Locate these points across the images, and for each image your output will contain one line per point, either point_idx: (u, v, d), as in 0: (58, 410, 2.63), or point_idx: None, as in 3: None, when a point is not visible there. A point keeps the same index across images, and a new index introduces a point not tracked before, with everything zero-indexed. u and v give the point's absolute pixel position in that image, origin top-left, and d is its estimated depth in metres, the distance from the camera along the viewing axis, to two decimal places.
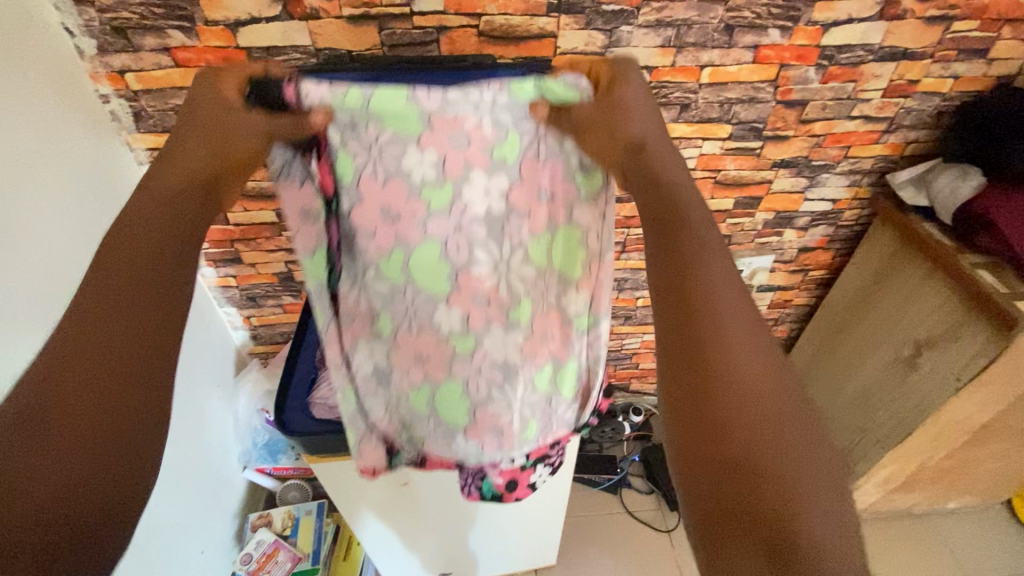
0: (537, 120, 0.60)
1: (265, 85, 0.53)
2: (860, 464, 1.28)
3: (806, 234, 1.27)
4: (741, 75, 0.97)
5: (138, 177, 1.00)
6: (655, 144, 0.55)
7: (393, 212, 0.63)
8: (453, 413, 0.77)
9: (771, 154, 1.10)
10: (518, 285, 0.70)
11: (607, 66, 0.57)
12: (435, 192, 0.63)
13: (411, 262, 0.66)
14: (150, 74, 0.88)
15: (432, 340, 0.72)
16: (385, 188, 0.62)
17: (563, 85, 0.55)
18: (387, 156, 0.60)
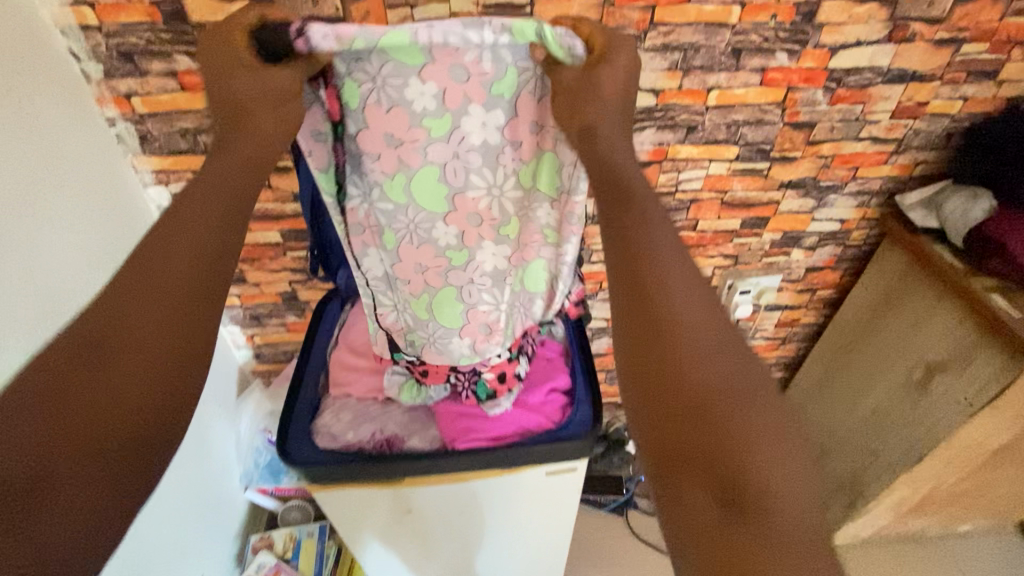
0: (537, 61, 0.59)
1: (275, 35, 0.54)
2: (871, 488, 1.26)
3: (813, 253, 1.26)
4: (748, 98, 0.97)
5: (143, 198, 1.00)
6: (608, 125, 0.57)
7: (396, 139, 0.62)
8: (449, 319, 0.76)
9: (778, 175, 1.09)
10: (508, 204, 0.69)
11: (604, 37, 0.56)
12: (435, 122, 0.62)
13: (411, 184, 0.66)
14: (156, 98, 0.88)
15: (431, 252, 0.72)
16: (387, 116, 0.61)
17: (563, 41, 0.54)
18: (389, 87, 0.59)
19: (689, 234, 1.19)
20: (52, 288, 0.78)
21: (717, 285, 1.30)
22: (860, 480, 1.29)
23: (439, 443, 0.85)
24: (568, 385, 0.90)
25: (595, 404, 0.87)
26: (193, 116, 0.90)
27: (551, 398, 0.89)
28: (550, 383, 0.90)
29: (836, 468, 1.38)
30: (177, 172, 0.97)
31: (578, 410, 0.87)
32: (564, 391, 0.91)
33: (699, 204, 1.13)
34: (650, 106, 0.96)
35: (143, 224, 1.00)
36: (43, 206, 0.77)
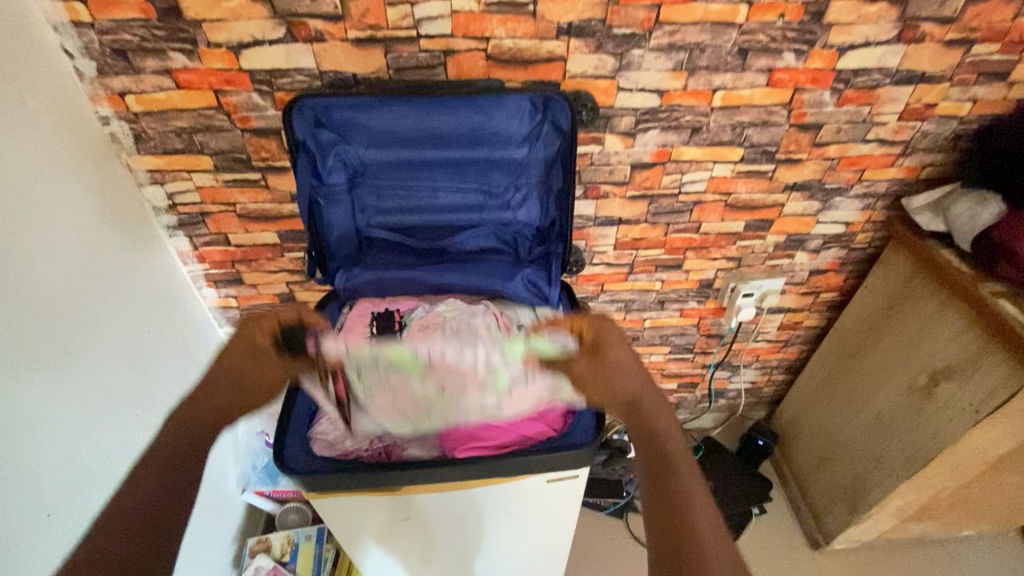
0: (525, 365, 0.82)
1: (293, 335, 0.72)
2: (874, 493, 1.24)
3: (817, 256, 1.24)
4: (754, 98, 0.95)
5: (139, 198, 0.98)
6: (636, 381, 0.67)
7: (399, 398, 0.81)
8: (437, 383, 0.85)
9: (783, 177, 1.08)
10: (501, 398, 0.81)
11: (594, 328, 0.75)
12: (436, 403, 0.81)
13: (416, 413, 0.81)
14: (151, 96, 0.86)
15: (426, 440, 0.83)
16: (395, 386, 0.81)
17: (552, 342, 0.80)
18: (398, 389, 0.81)
19: (692, 236, 1.17)
20: (47, 293, 0.77)
21: (719, 288, 1.29)
22: (863, 486, 1.28)
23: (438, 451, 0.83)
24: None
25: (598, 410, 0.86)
26: (189, 115, 0.89)
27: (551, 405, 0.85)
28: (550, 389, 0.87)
29: (839, 474, 1.37)
30: (172, 171, 0.96)
31: (582, 416, 0.86)
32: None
33: (702, 206, 1.11)
34: (654, 106, 0.95)
35: (138, 224, 0.98)
36: (38, 210, 0.75)
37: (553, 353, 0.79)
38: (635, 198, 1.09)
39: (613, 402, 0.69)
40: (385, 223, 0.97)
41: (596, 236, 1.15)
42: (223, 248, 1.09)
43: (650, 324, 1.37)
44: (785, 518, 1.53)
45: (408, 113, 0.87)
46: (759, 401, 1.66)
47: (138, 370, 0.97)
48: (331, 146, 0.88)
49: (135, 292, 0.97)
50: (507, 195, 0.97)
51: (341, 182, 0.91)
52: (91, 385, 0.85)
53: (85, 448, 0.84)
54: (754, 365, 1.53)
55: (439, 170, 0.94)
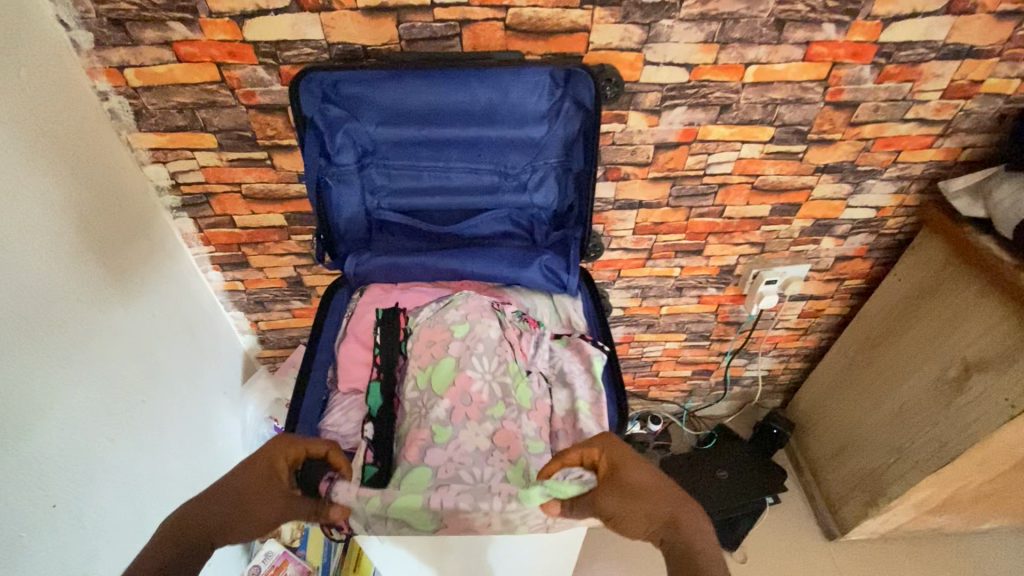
0: (550, 516, 0.67)
1: (310, 474, 0.64)
2: (895, 486, 1.21)
3: (844, 242, 1.19)
4: (789, 74, 0.89)
5: (139, 179, 0.94)
6: (676, 507, 0.62)
7: (404, 525, 0.66)
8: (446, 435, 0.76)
9: (814, 159, 1.02)
10: (523, 522, 0.68)
11: (606, 455, 0.67)
12: (445, 530, 0.68)
13: (422, 530, 0.67)
14: (151, 70, 0.81)
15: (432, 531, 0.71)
16: (398, 526, 0.66)
17: (567, 484, 0.65)
18: (397, 524, 0.65)
19: (715, 221, 1.12)
20: (44, 279, 0.74)
21: (741, 275, 1.24)
22: (882, 478, 1.25)
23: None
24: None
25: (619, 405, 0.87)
26: (190, 90, 0.84)
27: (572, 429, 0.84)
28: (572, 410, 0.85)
29: (856, 465, 1.34)
30: (174, 150, 0.92)
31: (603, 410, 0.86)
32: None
33: (727, 189, 1.06)
34: (682, 82, 0.89)
35: (139, 205, 0.95)
36: (36, 192, 0.73)
37: (572, 493, 0.66)
38: (657, 180, 1.04)
39: (659, 535, 0.62)
40: (396, 205, 0.93)
41: (615, 219, 1.11)
42: (229, 230, 1.05)
43: (667, 311, 1.33)
44: (798, 507, 1.51)
45: (422, 89, 0.82)
46: (775, 389, 1.63)
47: (143, 356, 0.95)
48: (340, 123, 0.84)
49: (139, 277, 0.94)
50: (524, 176, 0.92)
51: (350, 161, 0.87)
52: (96, 372, 0.84)
53: (93, 435, 0.83)
54: (771, 353, 1.50)
55: (453, 150, 0.89)
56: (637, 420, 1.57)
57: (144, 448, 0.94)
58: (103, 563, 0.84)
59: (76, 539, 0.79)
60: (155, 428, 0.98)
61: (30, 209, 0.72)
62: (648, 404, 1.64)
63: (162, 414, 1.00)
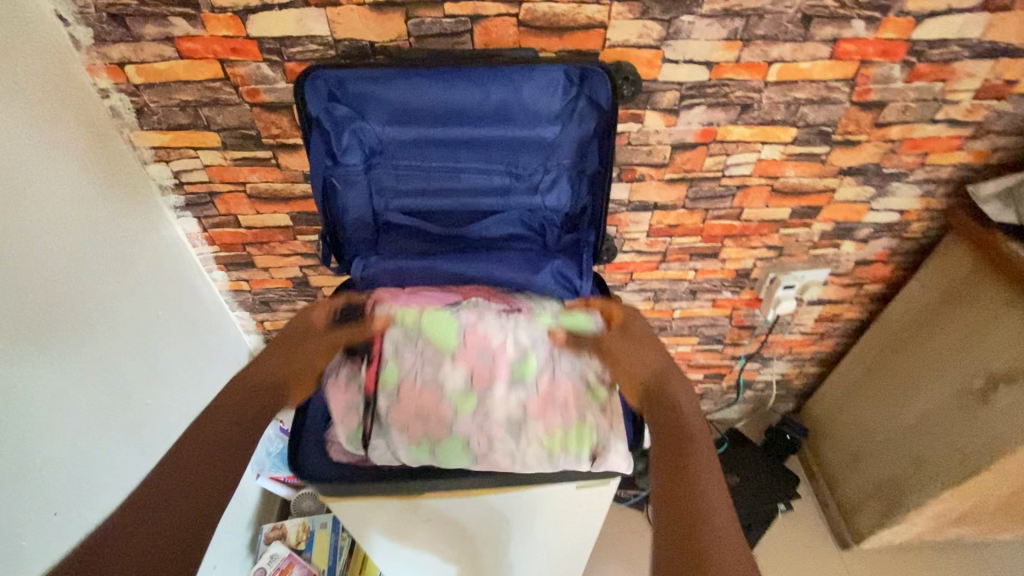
0: (554, 343, 0.85)
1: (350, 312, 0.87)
2: (913, 497, 1.18)
3: (866, 246, 1.15)
4: (814, 73, 0.85)
5: (141, 177, 0.92)
6: (667, 370, 0.80)
7: (425, 414, 0.78)
8: (455, 451, 0.76)
9: (838, 160, 0.98)
10: (533, 433, 0.78)
11: (620, 311, 0.89)
12: (463, 400, 0.79)
13: (440, 443, 0.77)
14: (152, 66, 0.79)
15: (436, 400, 0.79)
16: (422, 395, 0.79)
17: (578, 318, 0.87)
18: (428, 367, 0.81)
19: (732, 224, 1.09)
20: (44, 280, 0.72)
21: (757, 278, 1.21)
22: (900, 488, 1.22)
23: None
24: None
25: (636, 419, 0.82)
26: (193, 88, 0.81)
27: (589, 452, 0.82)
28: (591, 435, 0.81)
29: (873, 474, 1.31)
30: (177, 148, 0.89)
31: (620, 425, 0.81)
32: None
33: (746, 191, 1.03)
34: (702, 81, 0.85)
35: (142, 204, 0.93)
36: (34, 192, 0.70)
37: (580, 328, 0.87)
38: (673, 182, 1.00)
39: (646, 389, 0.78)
40: (404, 206, 0.90)
41: (628, 221, 1.07)
42: (234, 230, 1.03)
43: (679, 314, 1.30)
44: (811, 515, 1.48)
45: (431, 87, 0.79)
46: (788, 393, 1.59)
47: (146, 357, 0.94)
48: (347, 122, 0.81)
49: (141, 276, 0.92)
50: (535, 178, 0.89)
51: (357, 162, 0.84)
52: (97, 375, 0.82)
53: (95, 438, 0.82)
54: (786, 357, 1.46)
55: (463, 150, 0.86)
56: None
57: (147, 449, 0.93)
58: None
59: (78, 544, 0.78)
60: (159, 429, 0.97)
61: (28, 209, 0.69)
62: None
63: (167, 415, 0.99)
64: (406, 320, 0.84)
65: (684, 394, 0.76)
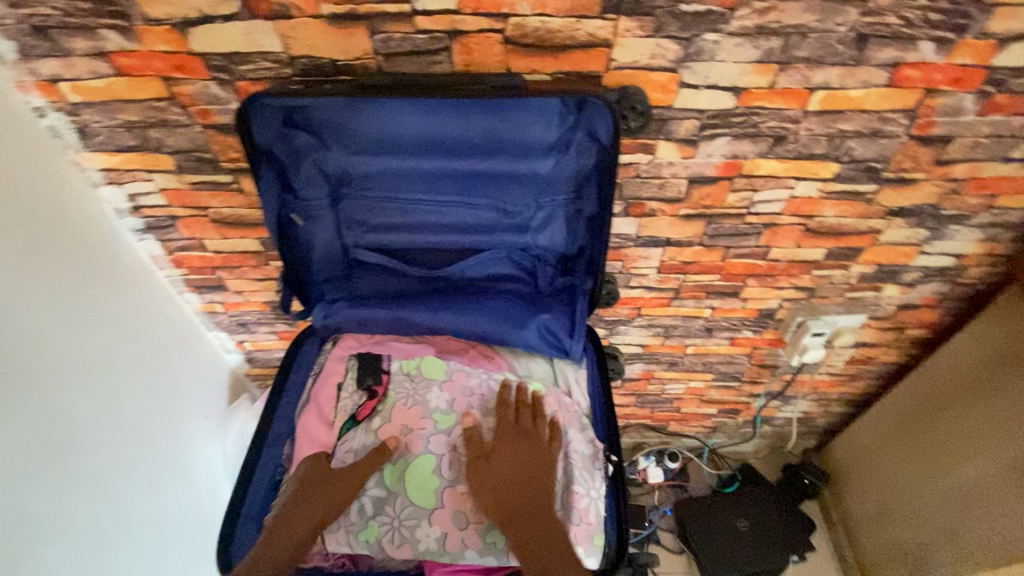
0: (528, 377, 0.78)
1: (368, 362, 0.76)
2: (941, 570, 1.06)
3: (912, 290, 1.00)
4: (866, 102, 0.70)
5: (93, 200, 0.84)
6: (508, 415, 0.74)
7: (407, 429, 0.72)
8: (421, 492, 0.69)
9: (886, 200, 0.83)
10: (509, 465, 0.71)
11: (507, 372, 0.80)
12: (444, 417, 0.73)
13: (410, 476, 0.69)
14: (89, 84, 0.70)
15: (418, 415, 0.73)
16: (409, 410, 0.73)
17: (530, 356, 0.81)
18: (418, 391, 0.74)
19: (757, 263, 0.95)
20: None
21: (783, 320, 1.07)
22: (928, 558, 1.09)
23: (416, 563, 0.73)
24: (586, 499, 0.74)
25: (619, 519, 0.74)
26: (137, 107, 0.72)
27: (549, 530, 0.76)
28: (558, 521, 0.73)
29: (900, 536, 1.18)
30: (129, 171, 0.81)
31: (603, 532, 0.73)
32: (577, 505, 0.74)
33: (774, 230, 0.89)
34: (728, 109, 0.71)
35: (96, 229, 0.85)
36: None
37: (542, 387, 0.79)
38: (688, 218, 0.87)
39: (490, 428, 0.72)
40: (375, 244, 0.80)
41: (636, 257, 0.95)
42: (201, 253, 0.95)
43: (692, 351, 1.18)
44: (827, 566, 1.37)
45: (401, 116, 0.67)
46: (810, 431, 1.46)
47: (100, 396, 0.85)
48: (306, 152, 0.71)
49: (95, 307, 0.84)
50: (525, 215, 0.78)
51: (320, 196, 0.74)
52: (36, 425, 0.74)
53: (39, 494, 0.74)
54: (810, 397, 1.32)
55: (440, 183, 0.75)
56: (652, 456, 1.45)
57: (108, 494, 0.86)
58: None
59: None
60: (120, 472, 0.89)
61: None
62: (666, 437, 1.51)
63: (128, 454, 0.91)
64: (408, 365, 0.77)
65: (522, 451, 0.70)
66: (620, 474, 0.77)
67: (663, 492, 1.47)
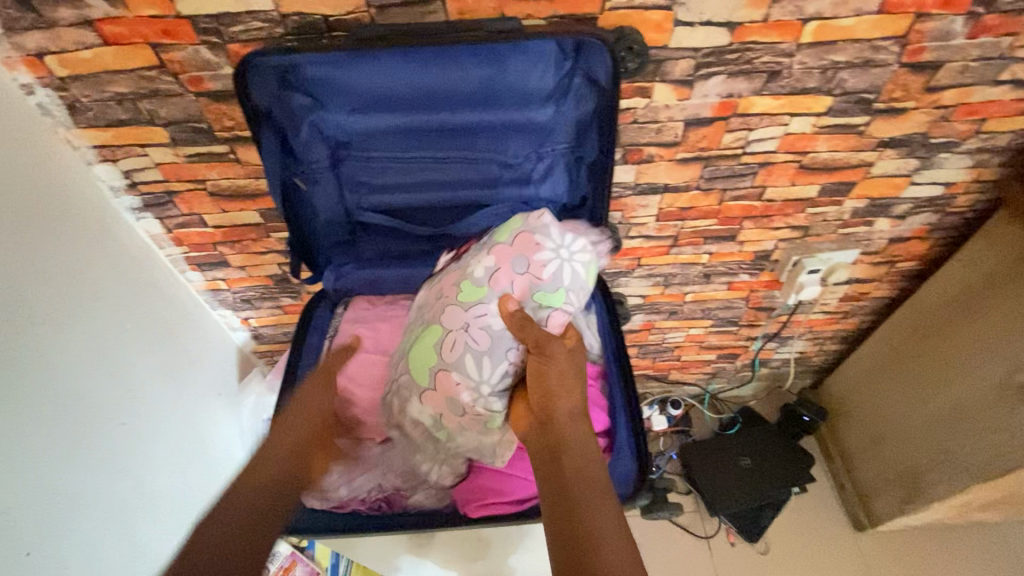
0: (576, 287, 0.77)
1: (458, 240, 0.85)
2: (937, 487, 1.12)
3: (903, 222, 1.03)
4: (857, 30, 0.71)
5: (87, 180, 0.84)
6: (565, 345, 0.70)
7: (437, 294, 0.78)
8: (418, 363, 0.75)
9: (877, 131, 0.85)
10: (485, 362, 0.72)
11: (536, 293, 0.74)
12: (472, 289, 0.75)
13: (414, 340, 0.77)
14: (76, 56, 0.69)
15: (452, 281, 0.77)
16: (448, 274, 0.78)
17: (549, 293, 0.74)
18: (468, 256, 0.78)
19: (753, 204, 0.97)
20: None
21: (779, 260, 1.10)
22: (923, 478, 1.16)
23: (450, 500, 0.81)
24: (606, 428, 0.77)
25: (638, 447, 0.75)
26: (127, 78, 0.72)
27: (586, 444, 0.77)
28: None
29: (895, 459, 1.24)
30: (123, 146, 0.81)
31: (617, 462, 0.74)
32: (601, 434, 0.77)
33: (769, 168, 0.90)
34: (723, 46, 0.72)
35: (94, 208, 0.85)
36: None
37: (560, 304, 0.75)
38: (686, 161, 0.88)
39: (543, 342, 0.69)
40: (379, 205, 0.81)
41: (635, 206, 0.96)
42: (202, 229, 0.95)
43: (692, 298, 1.20)
44: (826, 495, 1.44)
45: (399, 69, 0.67)
46: (807, 370, 1.50)
47: (117, 376, 0.87)
48: (305, 114, 0.70)
49: (100, 287, 0.84)
50: (527, 167, 0.79)
51: (321, 158, 0.74)
52: (54, 404, 0.75)
53: (65, 467, 0.76)
54: (806, 337, 1.36)
55: (442, 137, 0.75)
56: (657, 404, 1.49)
57: (133, 468, 0.88)
58: None
59: None
60: (141, 446, 0.91)
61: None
62: (668, 385, 1.55)
63: (148, 430, 0.93)
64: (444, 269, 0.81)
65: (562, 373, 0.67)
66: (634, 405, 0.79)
67: (668, 438, 1.52)
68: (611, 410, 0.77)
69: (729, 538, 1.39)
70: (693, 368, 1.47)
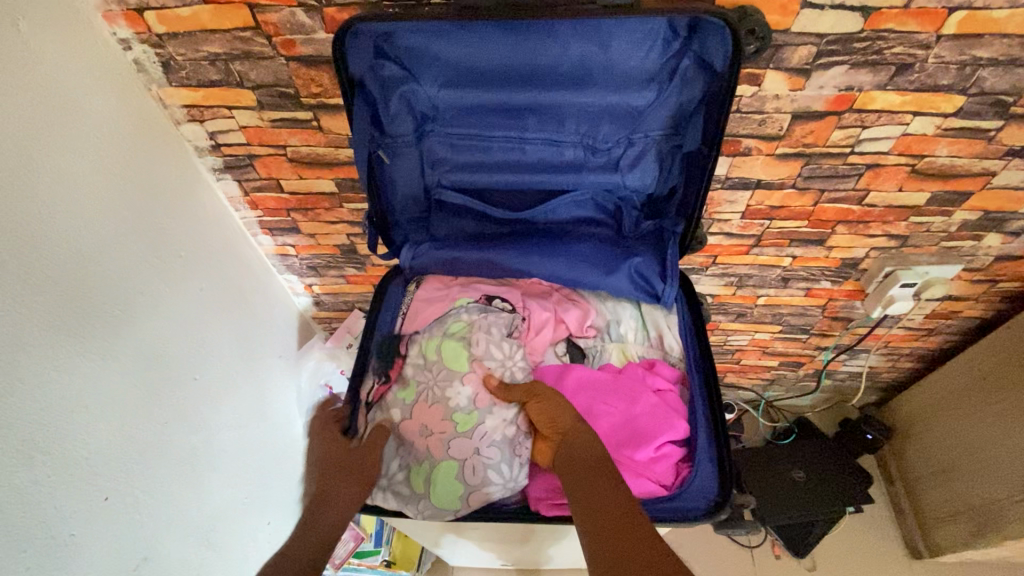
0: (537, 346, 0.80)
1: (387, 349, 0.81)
2: (1014, 524, 1.04)
3: (1016, 240, 0.93)
4: (1010, 23, 0.63)
5: (175, 138, 0.85)
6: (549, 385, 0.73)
7: (428, 429, 0.73)
8: (445, 496, 0.70)
9: (1010, 138, 0.76)
10: (509, 472, 0.70)
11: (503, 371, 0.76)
12: (464, 418, 0.72)
13: (431, 477, 0.71)
14: (175, 13, 0.69)
15: (438, 413, 0.73)
16: (429, 408, 0.74)
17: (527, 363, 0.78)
18: (438, 384, 0.75)
19: (850, 208, 0.90)
20: (50, 261, 0.64)
21: (867, 270, 1.02)
22: (998, 513, 1.08)
23: (521, 497, 0.75)
24: (686, 437, 0.73)
25: (720, 460, 0.71)
26: (222, 39, 0.72)
27: (663, 454, 0.71)
28: (662, 437, 0.71)
29: (968, 491, 1.16)
30: (211, 107, 0.81)
31: (699, 475, 0.70)
32: (679, 442, 0.73)
33: (877, 171, 0.83)
34: (850, 33, 0.65)
35: (180, 168, 0.86)
36: (26, 154, 0.61)
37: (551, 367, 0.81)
38: (786, 158, 0.81)
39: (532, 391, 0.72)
40: (457, 183, 0.78)
41: (721, 201, 0.90)
42: (277, 195, 0.96)
43: (763, 302, 1.14)
44: (882, 517, 1.38)
45: (494, 44, 0.63)
46: (873, 385, 1.42)
47: (192, 331, 0.89)
48: (395, 85, 0.68)
49: (182, 244, 0.86)
50: (616, 152, 0.74)
51: (406, 132, 0.72)
52: (138, 354, 0.78)
53: (143, 413, 0.79)
54: (880, 352, 1.27)
55: (529, 118, 0.71)
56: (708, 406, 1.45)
57: (202, 423, 0.91)
58: (171, 541, 0.84)
59: (131, 526, 0.76)
60: (209, 402, 0.93)
61: (15, 172, 0.60)
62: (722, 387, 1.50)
63: (217, 386, 0.96)
64: (405, 394, 0.76)
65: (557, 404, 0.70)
66: (717, 417, 0.75)
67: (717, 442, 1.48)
68: (690, 415, 0.74)
69: (774, 551, 1.35)
70: (751, 373, 1.41)
